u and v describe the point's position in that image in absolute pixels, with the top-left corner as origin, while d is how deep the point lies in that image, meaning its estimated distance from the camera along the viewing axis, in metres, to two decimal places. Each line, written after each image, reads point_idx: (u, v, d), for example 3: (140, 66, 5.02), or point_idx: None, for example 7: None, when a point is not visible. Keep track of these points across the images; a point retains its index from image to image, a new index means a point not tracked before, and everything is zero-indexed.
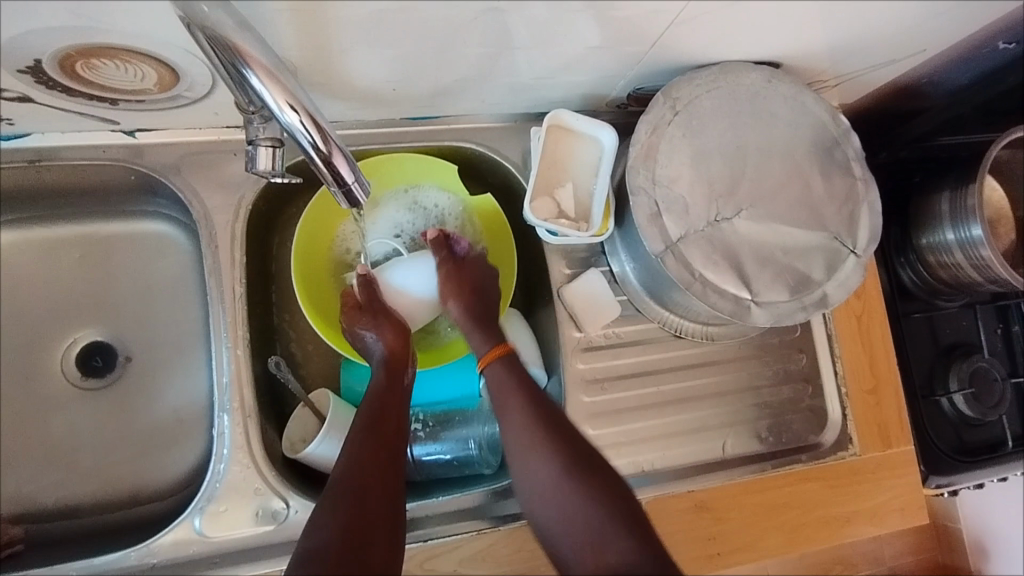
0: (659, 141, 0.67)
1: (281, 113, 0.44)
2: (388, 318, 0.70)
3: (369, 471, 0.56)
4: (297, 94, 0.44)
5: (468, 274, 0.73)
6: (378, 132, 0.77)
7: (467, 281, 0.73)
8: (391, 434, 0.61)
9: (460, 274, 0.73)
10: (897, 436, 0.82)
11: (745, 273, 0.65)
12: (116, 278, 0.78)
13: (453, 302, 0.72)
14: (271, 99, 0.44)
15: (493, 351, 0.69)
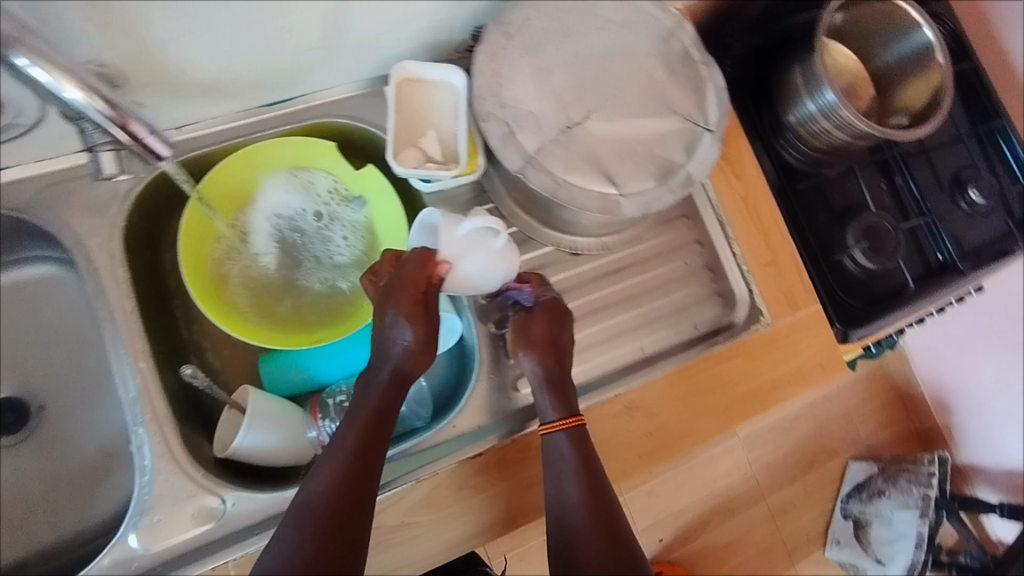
0: (500, 66, 0.69)
1: (63, 92, 0.48)
2: (425, 324, 0.66)
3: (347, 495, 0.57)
4: (75, 71, 0.48)
5: (542, 327, 0.70)
6: (238, 126, 0.77)
7: (544, 338, 0.70)
8: (378, 447, 0.62)
9: (538, 326, 0.71)
10: (803, 298, 0.86)
11: (608, 169, 0.67)
12: (11, 331, 0.77)
13: (526, 355, 0.70)
14: (42, 78, 0.46)
15: (567, 418, 0.68)
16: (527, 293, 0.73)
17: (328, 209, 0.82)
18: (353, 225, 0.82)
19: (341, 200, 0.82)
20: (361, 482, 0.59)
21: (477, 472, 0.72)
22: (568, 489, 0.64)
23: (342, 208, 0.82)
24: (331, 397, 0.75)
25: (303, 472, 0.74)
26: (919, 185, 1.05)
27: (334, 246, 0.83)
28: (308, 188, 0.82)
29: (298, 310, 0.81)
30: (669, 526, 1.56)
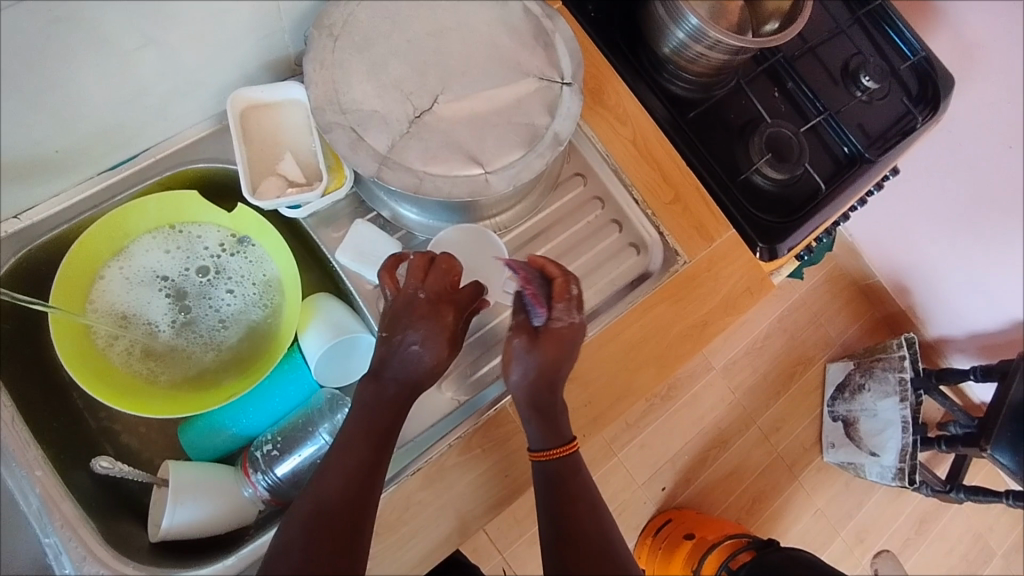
0: (333, 70, 0.65)
1: None
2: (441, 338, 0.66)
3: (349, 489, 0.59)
4: None
5: (543, 356, 0.64)
6: (86, 197, 0.73)
7: (545, 368, 0.64)
8: (382, 456, 0.63)
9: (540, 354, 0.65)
10: (715, 227, 0.84)
11: (470, 150, 0.65)
12: None
13: (515, 376, 0.65)
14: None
15: (557, 448, 0.66)
16: (542, 313, 0.66)
17: (220, 268, 0.79)
18: (241, 278, 0.79)
19: (229, 252, 0.79)
20: (364, 492, 0.60)
21: (421, 488, 0.69)
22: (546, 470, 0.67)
23: (229, 261, 0.79)
24: (257, 450, 0.71)
25: (252, 530, 0.72)
26: (811, 85, 1.03)
27: (224, 309, 0.78)
28: (193, 244, 0.78)
29: (187, 373, 0.76)
30: (669, 473, 1.56)
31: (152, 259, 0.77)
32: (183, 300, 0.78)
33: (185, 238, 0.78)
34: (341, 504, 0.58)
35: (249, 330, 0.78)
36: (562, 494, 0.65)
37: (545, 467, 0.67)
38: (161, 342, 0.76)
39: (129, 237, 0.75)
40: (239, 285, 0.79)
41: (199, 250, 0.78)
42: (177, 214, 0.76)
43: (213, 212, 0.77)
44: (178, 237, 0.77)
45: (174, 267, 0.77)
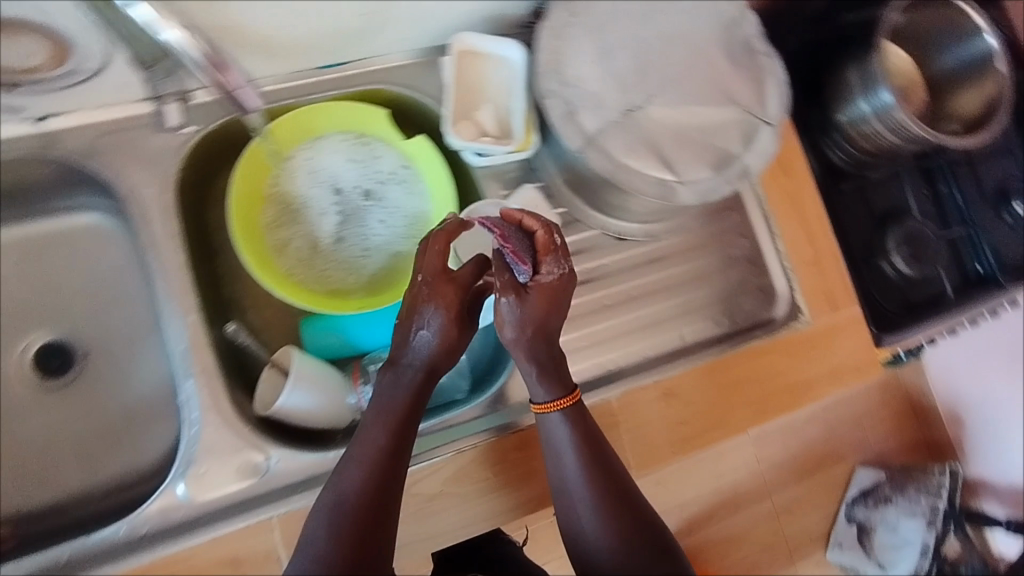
0: (564, 44, 0.68)
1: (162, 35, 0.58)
2: (449, 315, 0.63)
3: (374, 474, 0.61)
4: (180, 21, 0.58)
5: (538, 309, 0.62)
6: (293, 86, 0.77)
7: (531, 324, 0.62)
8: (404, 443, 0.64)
9: (529, 308, 0.62)
10: (843, 298, 0.85)
11: (665, 155, 0.68)
12: (59, 275, 0.78)
13: (509, 331, 0.63)
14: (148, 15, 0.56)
15: (561, 402, 0.67)
16: (526, 269, 0.61)
17: (382, 188, 0.81)
18: (396, 209, 0.81)
19: (396, 179, 0.81)
20: (391, 474, 0.62)
21: (514, 448, 0.73)
22: (563, 452, 0.67)
23: (395, 190, 0.81)
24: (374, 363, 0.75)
25: (340, 437, 0.75)
26: (964, 195, 1.03)
27: (369, 224, 0.81)
28: (372, 162, 0.81)
29: (311, 269, 0.79)
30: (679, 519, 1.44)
31: (332, 157, 0.80)
32: (337, 205, 0.80)
33: (361, 148, 0.81)
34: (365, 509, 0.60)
35: (385, 252, 0.80)
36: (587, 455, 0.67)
37: (558, 443, 0.67)
38: (307, 235, 0.79)
39: (323, 132, 0.79)
40: (392, 213, 0.81)
41: (369, 164, 0.81)
42: (372, 131, 0.80)
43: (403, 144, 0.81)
44: (357, 144, 0.81)
45: (341, 170, 0.81)
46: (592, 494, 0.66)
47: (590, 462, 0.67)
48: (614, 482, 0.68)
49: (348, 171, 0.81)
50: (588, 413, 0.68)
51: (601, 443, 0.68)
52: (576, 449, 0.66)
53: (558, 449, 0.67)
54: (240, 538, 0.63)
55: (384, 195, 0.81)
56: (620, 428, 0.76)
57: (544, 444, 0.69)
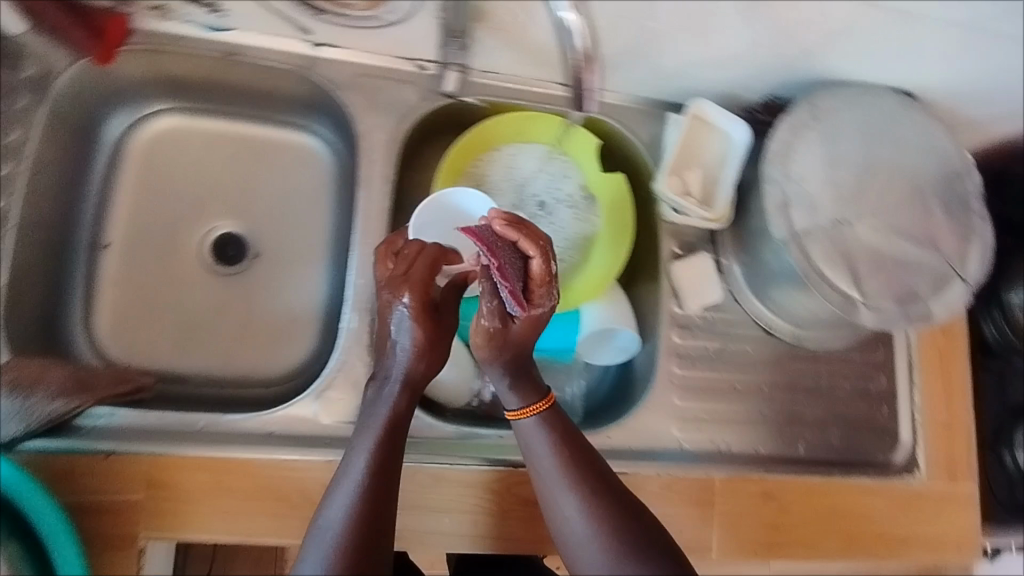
0: (795, 141, 0.72)
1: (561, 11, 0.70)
2: (422, 331, 0.60)
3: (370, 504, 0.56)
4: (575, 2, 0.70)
5: (521, 335, 0.60)
6: (529, 90, 0.81)
7: (511, 349, 0.61)
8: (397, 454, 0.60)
9: (510, 337, 0.60)
10: (964, 472, 0.83)
11: (858, 274, 0.68)
12: (261, 178, 0.84)
13: (483, 351, 0.61)
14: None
15: (530, 407, 0.64)
16: (518, 306, 0.58)
17: (552, 205, 0.83)
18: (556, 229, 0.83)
19: (569, 204, 0.84)
20: (383, 499, 0.57)
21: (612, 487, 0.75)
22: (544, 457, 0.62)
23: (566, 212, 0.84)
24: None
25: (449, 414, 0.77)
26: None
27: None
28: (557, 180, 0.84)
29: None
30: None
31: (524, 160, 0.83)
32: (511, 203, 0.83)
33: (552, 162, 0.84)
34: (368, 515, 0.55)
35: None
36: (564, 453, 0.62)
37: (537, 457, 0.63)
38: None
39: (534, 138, 0.83)
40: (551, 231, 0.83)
41: (552, 180, 0.84)
42: (569, 157, 0.84)
43: (592, 177, 0.84)
44: (554, 160, 0.84)
45: (530, 176, 0.83)
46: (580, 498, 0.60)
47: (573, 472, 0.61)
48: (615, 500, 0.61)
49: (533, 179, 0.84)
50: (565, 419, 0.65)
51: (589, 452, 0.63)
52: (556, 456, 0.62)
53: (536, 461, 0.63)
54: None
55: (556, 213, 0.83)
56: (714, 508, 0.76)
57: (526, 457, 0.64)
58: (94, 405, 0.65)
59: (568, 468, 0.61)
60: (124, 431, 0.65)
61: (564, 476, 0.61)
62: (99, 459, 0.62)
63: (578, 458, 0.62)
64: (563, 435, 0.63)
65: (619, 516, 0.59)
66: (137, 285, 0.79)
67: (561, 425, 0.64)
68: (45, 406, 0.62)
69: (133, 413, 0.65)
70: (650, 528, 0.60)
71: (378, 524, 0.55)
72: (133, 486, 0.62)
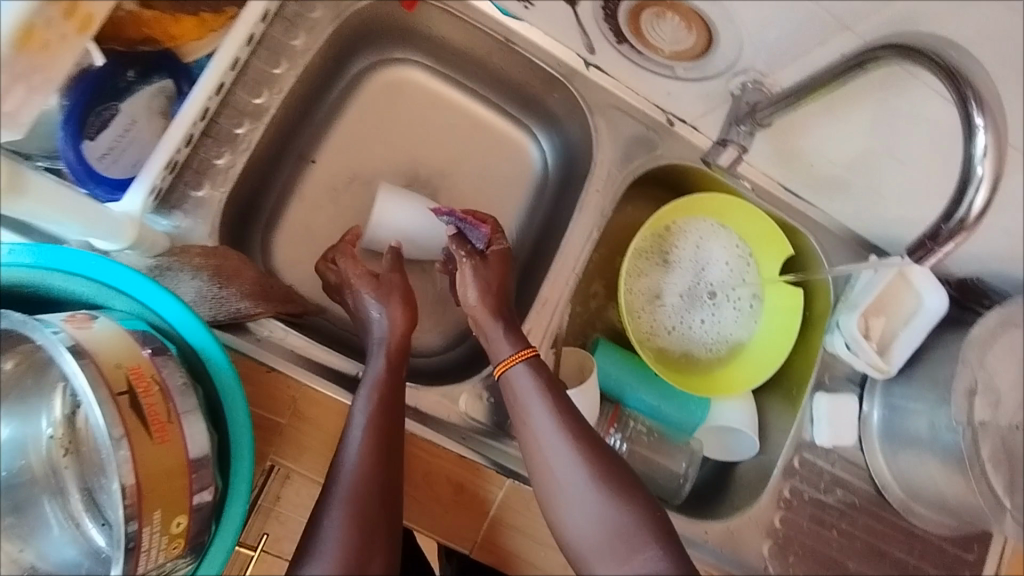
0: (1002, 334, 0.72)
1: (976, 162, 0.52)
2: (394, 300, 0.67)
3: (372, 458, 0.56)
4: (996, 168, 0.51)
5: (492, 274, 0.69)
6: (765, 182, 0.83)
7: (490, 283, 0.69)
8: (400, 410, 0.60)
9: (484, 270, 0.69)
10: None
11: (1016, 482, 0.69)
12: (468, 156, 0.84)
13: (470, 295, 0.68)
14: (980, 143, 0.51)
15: (511, 360, 0.64)
16: (480, 238, 0.71)
17: (722, 299, 0.84)
18: (719, 323, 0.84)
19: (737, 304, 0.84)
20: (388, 460, 0.57)
21: None
22: (536, 415, 0.60)
23: (730, 310, 0.84)
24: (631, 422, 0.80)
25: None
26: None
27: (691, 317, 0.83)
28: (738, 277, 0.84)
29: (632, 309, 0.81)
30: None
31: (717, 251, 0.84)
32: (688, 282, 0.84)
33: (738, 260, 0.84)
34: (372, 472, 0.55)
35: (685, 345, 0.83)
36: (549, 407, 0.60)
37: (525, 409, 0.61)
38: (654, 281, 0.83)
39: (732, 230, 0.84)
40: (712, 323, 0.84)
41: (731, 277, 0.84)
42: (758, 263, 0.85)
43: (768, 288, 0.84)
44: (743, 258, 0.84)
45: (715, 264, 0.84)
46: (574, 453, 0.58)
47: (564, 422, 0.59)
48: (603, 453, 0.59)
49: (714, 269, 0.84)
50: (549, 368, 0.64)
51: (572, 410, 0.61)
52: (549, 411, 0.60)
53: (528, 425, 0.60)
54: (476, 475, 0.67)
55: (724, 309, 0.84)
56: None
57: (515, 417, 0.62)
58: (270, 318, 0.64)
59: (560, 425, 0.59)
60: (290, 351, 0.63)
61: (558, 435, 0.59)
62: (261, 371, 0.61)
63: (566, 415, 0.60)
64: (549, 394, 0.61)
65: (613, 474, 0.57)
66: (323, 208, 0.78)
67: (549, 380, 0.62)
68: (234, 302, 0.61)
69: (302, 340, 0.64)
70: (640, 484, 0.58)
71: (381, 484, 0.55)
72: (280, 411, 0.61)
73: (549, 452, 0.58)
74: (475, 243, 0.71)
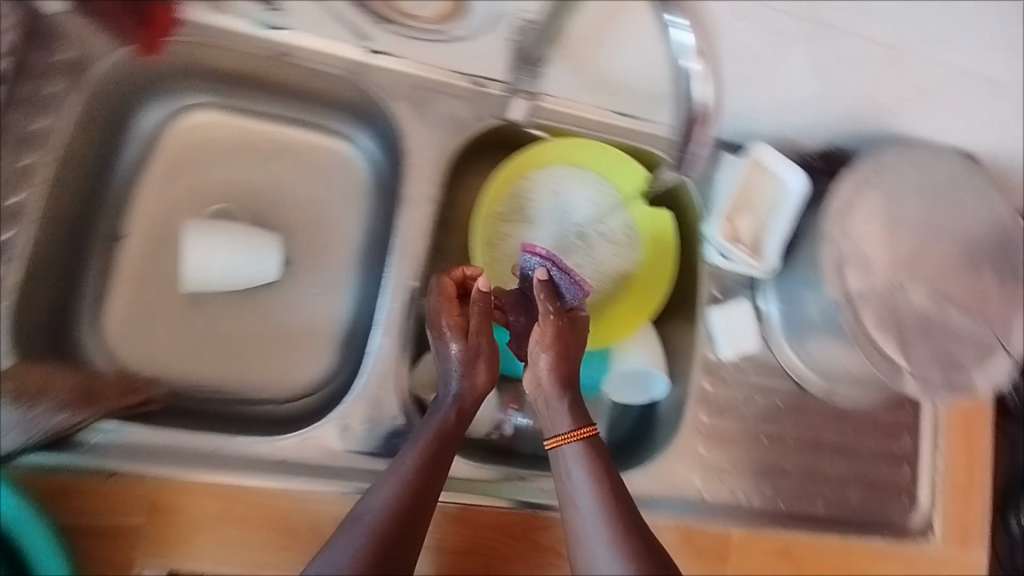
0: (857, 197, 0.70)
1: (688, 65, 0.62)
2: (465, 346, 0.61)
3: (396, 517, 0.51)
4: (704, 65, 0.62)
5: (571, 332, 0.61)
6: (585, 115, 0.79)
7: (571, 343, 0.60)
8: (444, 468, 0.56)
9: (570, 333, 0.60)
10: (977, 540, 0.83)
11: (907, 340, 0.68)
12: (290, 180, 0.79)
13: (544, 355, 0.59)
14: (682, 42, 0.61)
15: (584, 428, 0.56)
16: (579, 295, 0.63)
17: (593, 241, 0.80)
18: (596, 265, 0.79)
19: (610, 243, 0.80)
20: (413, 517, 0.52)
21: None
22: (582, 495, 0.52)
23: (605, 250, 0.80)
24: None
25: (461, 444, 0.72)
26: None
27: (566, 264, 0.79)
28: (604, 216, 0.80)
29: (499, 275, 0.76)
30: None
31: (577, 194, 0.80)
32: (555, 232, 0.79)
33: (604, 195, 0.80)
34: (392, 531, 0.51)
35: None
36: (597, 490, 0.52)
37: (569, 483, 0.54)
38: (519, 240, 0.78)
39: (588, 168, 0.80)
40: (588, 267, 0.79)
41: (598, 215, 0.80)
42: (620, 194, 0.80)
43: (639, 216, 0.80)
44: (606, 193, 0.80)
45: (578, 208, 0.80)
46: (613, 542, 0.49)
47: (610, 503, 0.51)
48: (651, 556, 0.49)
49: (577, 212, 0.80)
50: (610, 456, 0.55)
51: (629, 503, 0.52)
52: (594, 490, 0.52)
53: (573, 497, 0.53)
54: None
55: (597, 247, 0.80)
56: (729, 565, 0.75)
57: (557, 490, 0.55)
58: (100, 419, 0.61)
59: (609, 511, 0.51)
60: (128, 448, 0.61)
61: (604, 515, 0.50)
62: (101, 481, 0.59)
63: (618, 502, 0.52)
64: (606, 477, 0.53)
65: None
66: (150, 281, 0.73)
67: (600, 455, 0.55)
68: (51, 417, 0.58)
69: (143, 431, 0.61)
70: None
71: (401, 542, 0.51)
72: (134, 512, 0.59)
73: (585, 531, 0.50)
74: (568, 298, 0.63)
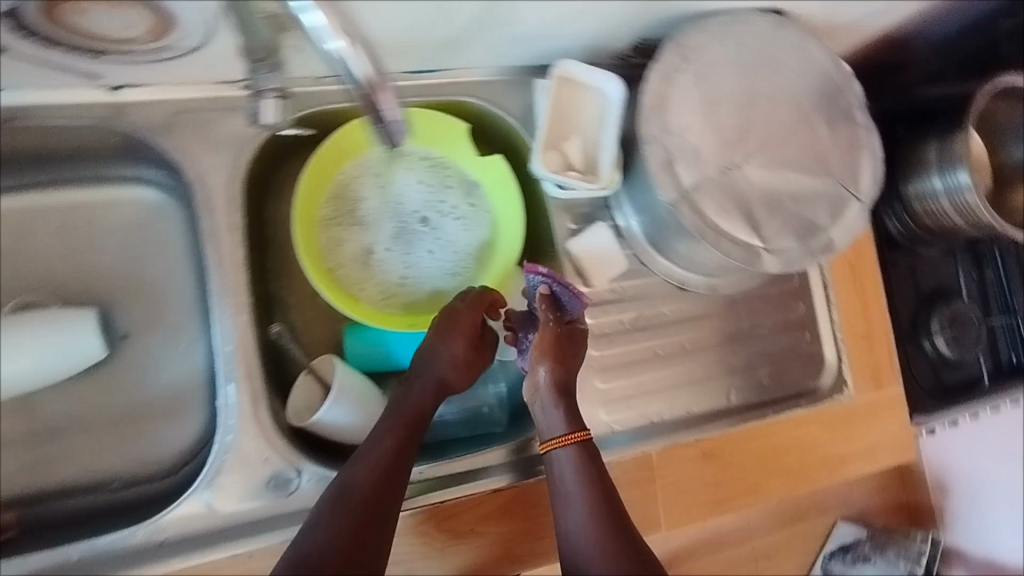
0: (670, 88, 0.67)
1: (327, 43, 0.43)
2: (461, 341, 0.67)
3: (371, 491, 0.58)
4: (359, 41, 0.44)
5: (566, 347, 0.66)
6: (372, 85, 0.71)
7: (567, 355, 0.66)
8: (411, 446, 0.62)
9: (564, 345, 0.66)
10: (888, 378, 0.84)
11: (755, 218, 0.66)
12: (95, 248, 0.72)
13: (543, 367, 0.64)
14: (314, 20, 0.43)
15: (574, 432, 0.62)
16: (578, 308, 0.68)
17: (439, 220, 0.76)
18: (447, 243, 0.76)
19: (456, 216, 0.76)
20: (387, 489, 0.59)
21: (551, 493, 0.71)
22: (575, 508, 0.60)
23: (452, 225, 0.76)
24: None
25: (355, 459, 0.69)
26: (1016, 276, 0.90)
27: (417, 252, 0.75)
28: (442, 191, 0.77)
29: (349, 283, 0.73)
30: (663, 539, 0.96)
31: (407, 176, 0.76)
32: (394, 224, 0.76)
33: (435, 168, 0.76)
34: (367, 502, 0.57)
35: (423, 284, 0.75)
36: (599, 491, 0.61)
37: (564, 490, 0.61)
38: (362, 241, 0.75)
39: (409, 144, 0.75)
40: (441, 249, 0.76)
41: (434, 192, 0.76)
42: (453, 160, 0.76)
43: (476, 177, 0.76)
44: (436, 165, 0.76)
45: (413, 190, 0.76)
46: (594, 530, 0.59)
47: (596, 503, 0.60)
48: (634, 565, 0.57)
49: (411, 195, 0.76)
50: (600, 461, 0.63)
51: (626, 524, 0.60)
52: (584, 499, 0.60)
53: (562, 492, 0.62)
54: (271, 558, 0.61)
55: (444, 222, 0.76)
56: (656, 483, 0.75)
57: (553, 493, 0.63)
58: None
59: (592, 506, 0.60)
60: None
61: (589, 505, 0.60)
62: None
63: (602, 500, 0.60)
64: (602, 492, 0.61)
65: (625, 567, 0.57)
66: None
67: (590, 459, 0.62)
68: None
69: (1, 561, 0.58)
70: None
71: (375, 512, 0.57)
72: None
73: (572, 532, 0.60)
74: (568, 310, 0.69)
